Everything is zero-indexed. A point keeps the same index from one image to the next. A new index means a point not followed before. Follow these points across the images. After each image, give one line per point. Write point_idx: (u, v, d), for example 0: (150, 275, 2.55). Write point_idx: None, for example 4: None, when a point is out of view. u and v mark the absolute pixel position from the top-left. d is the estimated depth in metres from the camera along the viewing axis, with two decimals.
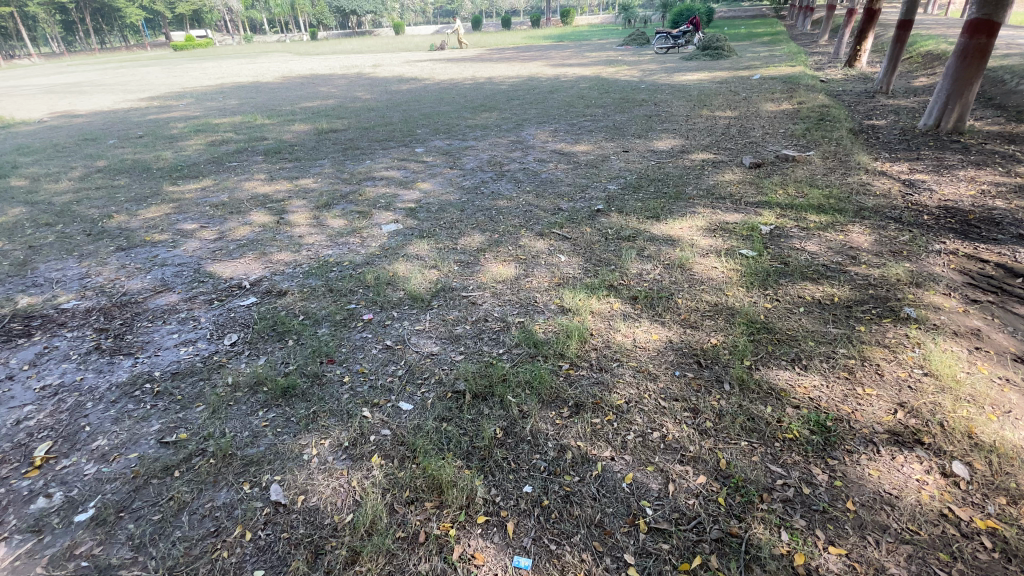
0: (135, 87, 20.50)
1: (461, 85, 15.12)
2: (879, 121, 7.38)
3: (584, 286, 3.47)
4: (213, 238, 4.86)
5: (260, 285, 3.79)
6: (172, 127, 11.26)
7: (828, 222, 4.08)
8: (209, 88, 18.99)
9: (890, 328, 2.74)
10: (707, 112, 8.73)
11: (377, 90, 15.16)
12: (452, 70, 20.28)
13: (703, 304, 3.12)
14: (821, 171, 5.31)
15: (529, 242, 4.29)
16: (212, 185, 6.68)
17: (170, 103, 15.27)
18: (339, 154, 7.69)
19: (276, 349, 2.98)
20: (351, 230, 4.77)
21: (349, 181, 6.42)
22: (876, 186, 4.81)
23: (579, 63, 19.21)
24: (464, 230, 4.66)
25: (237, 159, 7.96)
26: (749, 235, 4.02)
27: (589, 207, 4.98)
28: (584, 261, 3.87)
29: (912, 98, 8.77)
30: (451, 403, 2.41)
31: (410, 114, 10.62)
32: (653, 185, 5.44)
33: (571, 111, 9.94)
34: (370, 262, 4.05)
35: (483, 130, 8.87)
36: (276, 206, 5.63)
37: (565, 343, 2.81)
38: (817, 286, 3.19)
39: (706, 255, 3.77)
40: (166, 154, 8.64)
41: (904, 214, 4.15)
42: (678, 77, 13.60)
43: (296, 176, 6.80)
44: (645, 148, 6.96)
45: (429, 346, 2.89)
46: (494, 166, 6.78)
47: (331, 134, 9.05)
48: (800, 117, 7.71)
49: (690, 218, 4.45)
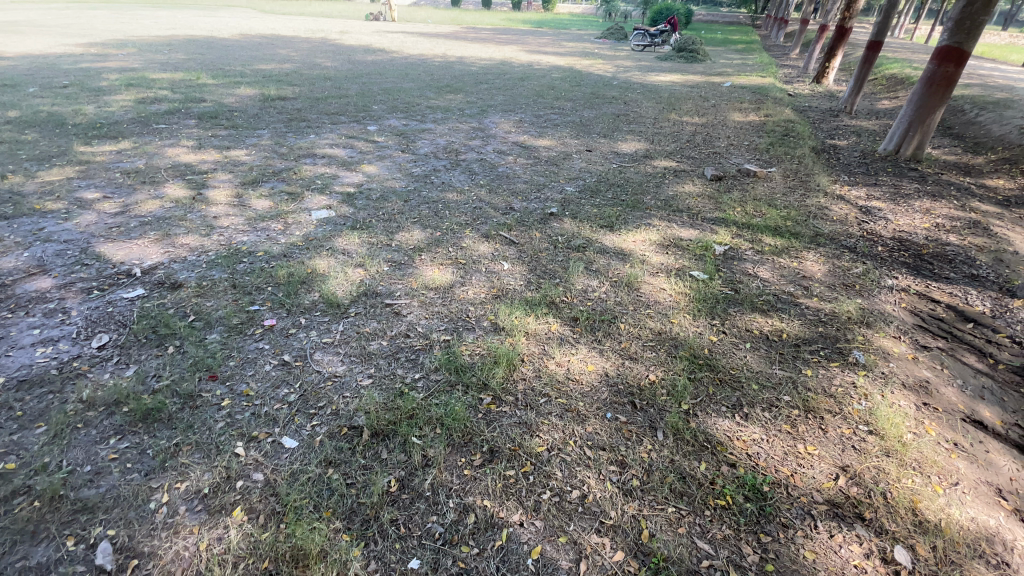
0: (72, 30, 18.58)
1: (430, 63, 14.44)
2: (841, 141, 7.38)
3: (523, 300, 3.15)
4: (114, 212, 4.26)
5: (153, 275, 3.29)
6: (101, 79, 10.16)
7: (783, 246, 3.92)
8: (155, 38, 17.48)
9: (837, 374, 2.55)
10: (674, 116, 8.55)
11: (340, 59, 14.28)
12: (424, 45, 19.41)
13: (646, 332, 2.86)
14: (781, 189, 5.17)
15: (471, 243, 3.94)
16: (131, 148, 5.96)
17: (107, 51, 13.90)
18: (283, 125, 7.06)
19: (151, 358, 2.55)
20: (276, 215, 4.28)
21: (287, 157, 5.85)
22: (834, 211, 4.70)
23: (555, 52, 18.76)
24: (404, 223, 4.25)
25: (167, 120, 7.18)
26: (702, 255, 3.81)
27: (542, 209, 4.66)
28: (527, 271, 3.55)
29: (873, 120, 8.85)
30: (343, 442, 2.05)
31: (369, 89, 9.97)
32: (612, 190, 5.18)
33: (539, 102, 9.56)
34: (289, 255, 3.60)
35: (444, 113, 8.37)
36: (197, 179, 5.03)
37: (489, 370, 2.48)
38: (766, 320, 2.98)
39: (656, 274, 3.53)
40: (86, 108, 7.72)
41: (859, 244, 4.04)
42: (651, 77, 13.40)
43: (229, 145, 6.16)
44: (608, 149, 6.69)
45: (333, 366, 2.50)
46: (449, 153, 6.34)
47: (279, 103, 8.33)
48: (765, 130, 7.62)
49: (644, 231, 4.21)
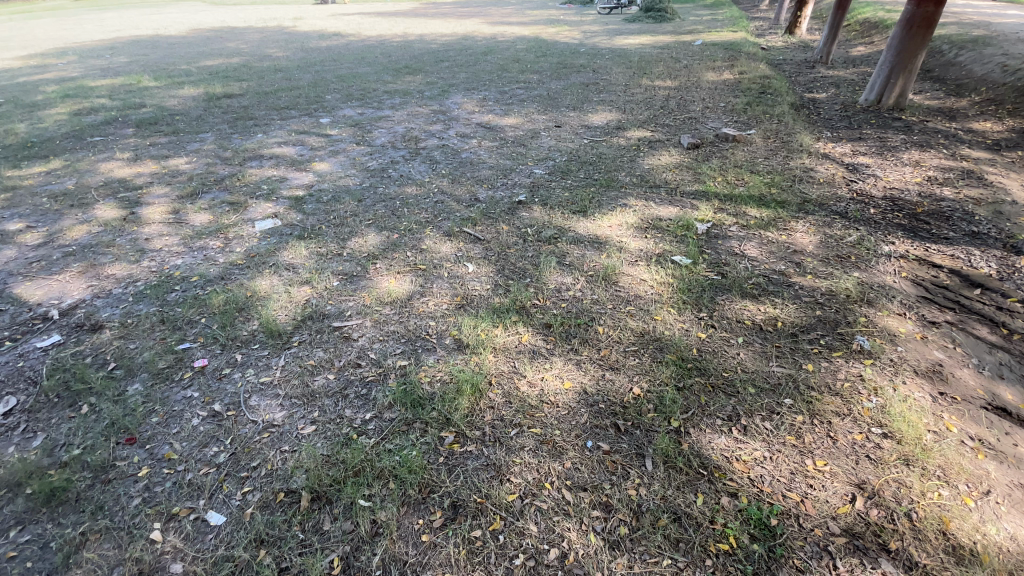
0: (6, 40, 17.28)
1: (388, 44, 13.73)
2: (820, 94, 7.03)
3: (489, 307, 2.82)
4: (32, 242, 3.80)
5: (71, 317, 2.89)
6: (31, 91, 9.38)
7: (770, 218, 3.61)
8: (94, 41, 16.40)
9: (842, 367, 2.27)
10: (646, 81, 8.12)
11: (293, 48, 13.49)
12: (382, 25, 18.47)
13: (627, 334, 2.55)
14: (762, 153, 4.84)
15: (433, 243, 3.57)
16: (58, 165, 5.41)
17: (41, 59, 12.96)
18: (228, 126, 6.53)
19: (61, 422, 2.20)
20: (215, 230, 3.87)
21: (232, 161, 5.36)
22: (820, 172, 4.39)
23: (519, 22, 17.97)
24: (358, 227, 3.86)
25: (101, 131, 6.58)
26: (683, 236, 3.49)
27: (510, 197, 4.29)
28: (493, 271, 3.21)
29: (851, 69, 8.50)
30: (278, 513, 1.75)
31: (323, 77, 9.36)
32: (584, 169, 4.82)
33: (504, 77, 9.05)
34: (227, 278, 3.22)
35: (402, 97, 7.85)
36: (130, 196, 4.56)
37: (451, 400, 2.17)
38: (758, 307, 2.69)
39: (635, 262, 3.21)
40: (11, 124, 7.05)
41: (850, 208, 3.74)
42: (620, 41, 12.84)
43: (167, 154, 5.65)
44: (578, 123, 6.28)
45: (271, 413, 2.18)
46: (408, 142, 5.89)
47: (224, 101, 7.73)
48: (741, 89, 7.25)
49: (620, 214, 3.88)
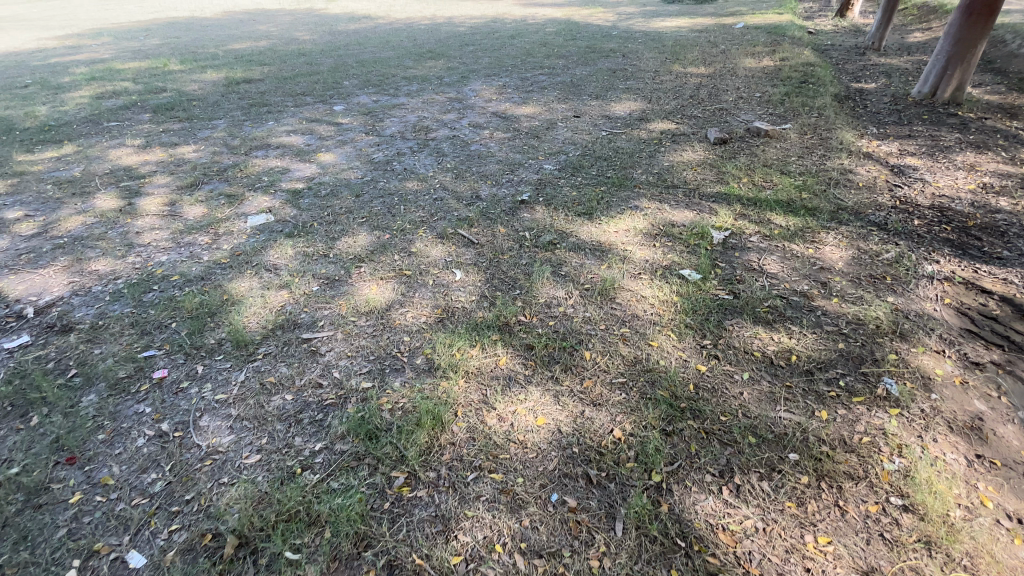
0: (54, 23, 17.81)
1: (416, 27, 13.47)
2: (869, 84, 6.41)
3: (470, 321, 2.58)
4: (29, 232, 3.79)
5: (46, 317, 2.82)
6: (65, 73, 9.57)
7: (796, 228, 3.23)
8: (134, 23, 16.72)
9: (861, 417, 1.94)
10: (678, 68, 7.61)
11: (321, 31, 13.40)
12: (414, 8, 18.19)
13: (616, 362, 2.26)
14: (796, 151, 4.40)
15: (423, 245, 3.35)
16: (73, 152, 5.44)
17: (81, 42, 13.28)
18: (241, 113, 6.46)
19: (10, 435, 2.11)
20: (206, 225, 3.77)
21: (237, 151, 5.27)
22: (859, 175, 3.93)
23: (552, 2, 17.35)
24: (350, 225, 3.67)
25: (119, 116, 6.61)
26: (696, 245, 3.15)
27: (512, 196, 4.02)
28: (482, 279, 2.96)
29: (905, 56, 7.76)
30: (199, 559, 1.59)
31: (344, 62, 9.20)
32: (597, 165, 4.49)
33: (527, 63, 8.68)
34: (207, 279, 3.10)
35: (420, 84, 7.62)
36: (132, 186, 4.52)
37: (408, 433, 1.95)
38: (771, 335, 2.36)
39: (637, 275, 2.91)
40: (39, 108, 7.17)
41: (890, 218, 3.31)
42: (656, 24, 12.18)
43: (178, 141, 5.61)
44: (598, 113, 5.90)
45: (218, 436, 2.03)
46: (418, 132, 5.66)
47: (242, 87, 7.67)
48: (780, 77, 6.68)
49: (628, 218, 3.56)
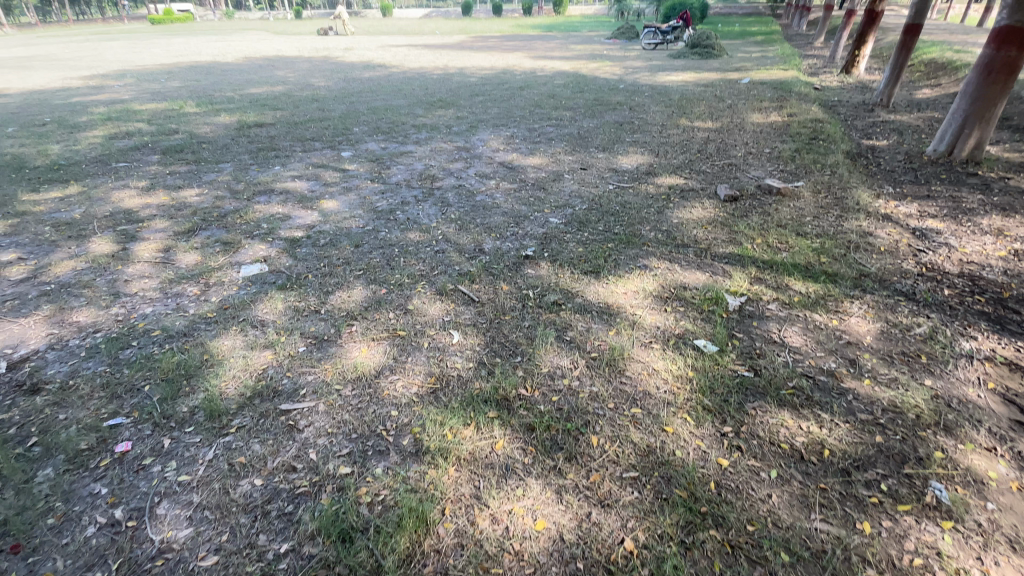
0: (81, 64, 18.55)
1: (428, 76, 13.89)
2: (880, 142, 6.36)
3: (465, 392, 2.36)
4: (16, 277, 3.64)
5: (15, 374, 2.62)
6: (83, 113, 9.78)
7: (817, 295, 3.03)
8: (156, 67, 17.34)
9: (909, 532, 1.69)
10: (685, 122, 7.65)
11: (336, 78, 13.82)
12: (427, 58, 18.85)
13: (626, 452, 2.02)
14: (810, 211, 4.26)
15: (421, 301, 3.16)
16: (77, 193, 5.40)
17: (103, 83, 13.69)
18: (249, 157, 6.46)
19: None
20: (198, 274, 3.63)
21: (241, 196, 5.20)
22: (879, 238, 3.77)
23: (560, 56, 17.94)
24: (346, 277, 3.51)
25: (128, 158, 6.63)
26: (711, 311, 2.95)
27: (517, 250, 3.88)
28: (481, 342, 2.75)
29: (913, 114, 7.77)
30: None
31: (355, 109, 9.36)
32: (605, 220, 4.36)
33: (535, 114, 8.79)
34: (190, 336, 2.92)
35: (428, 132, 7.68)
36: (129, 230, 4.42)
37: (389, 537, 1.71)
38: (799, 424, 2.12)
39: (649, 344, 2.70)
40: (51, 147, 7.24)
41: (918, 286, 3.11)
42: (661, 78, 12.46)
43: (182, 185, 5.57)
44: (606, 166, 5.85)
45: (175, 530, 1.79)
46: (424, 181, 5.61)
47: (253, 131, 7.76)
48: (789, 133, 6.66)
49: (637, 278, 3.39)
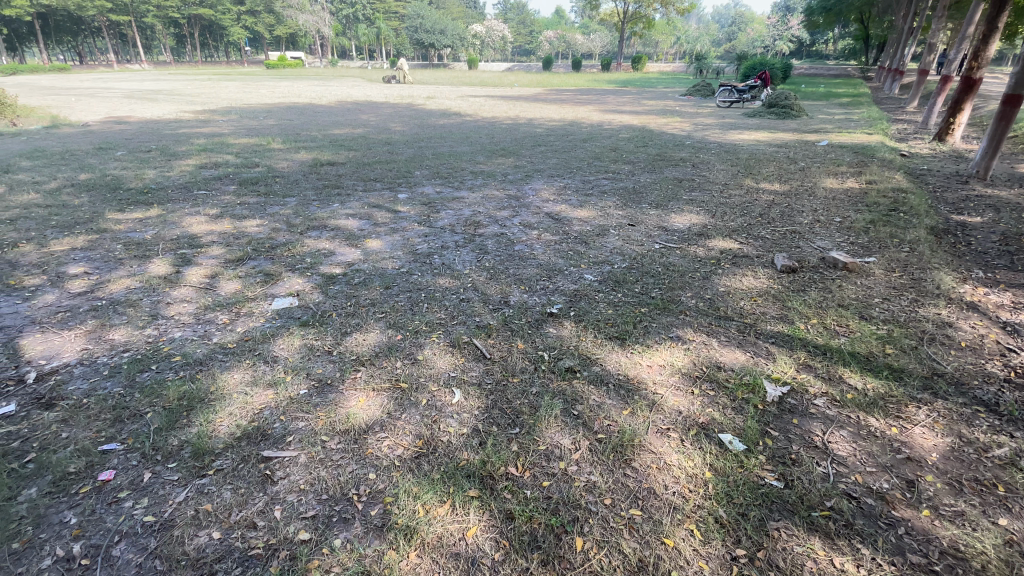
0: (199, 100, 21.01)
1: (498, 125, 14.43)
2: (973, 218, 5.69)
3: (450, 463, 2.18)
4: (79, 289, 3.97)
5: (40, 386, 2.77)
6: (187, 143, 10.95)
7: (875, 394, 2.61)
8: (259, 106, 19.31)
9: None
10: (749, 183, 7.30)
11: (412, 123, 14.69)
12: (501, 107, 19.70)
13: (613, 564, 1.75)
14: (879, 291, 3.79)
15: (431, 352, 3.05)
16: (156, 216, 5.93)
17: (212, 118, 15.37)
18: (313, 193, 6.86)
19: None
20: (233, 303, 3.77)
21: (295, 229, 5.47)
22: (962, 330, 3.25)
23: (631, 110, 18.12)
24: (366, 318, 3.50)
25: (209, 187, 7.25)
26: (744, 399, 2.61)
27: (542, 305, 3.72)
28: (481, 405, 2.58)
29: (1018, 189, 6.95)
30: None
31: (421, 153, 9.82)
32: (644, 281, 4.12)
33: (594, 166, 8.77)
34: (205, 365, 2.99)
35: (484, 179, 7.85)
36: (187, 254, 4.74)
37: None
38: (832, 560, 1.75)
39: (666, 430, 2.40)
40: (150, 172, 8.08)
41: (1006, 395, 2.60)
42: (732, 136, 12.15)
43: (247, 214, 5.97)
44: (655, 224, 5.63)
45: None
46: (468, 226, 5.66)
47: (323, 168, 8.28)
48: (865, 202, 6.14)
49: (666, 351, 3.10)
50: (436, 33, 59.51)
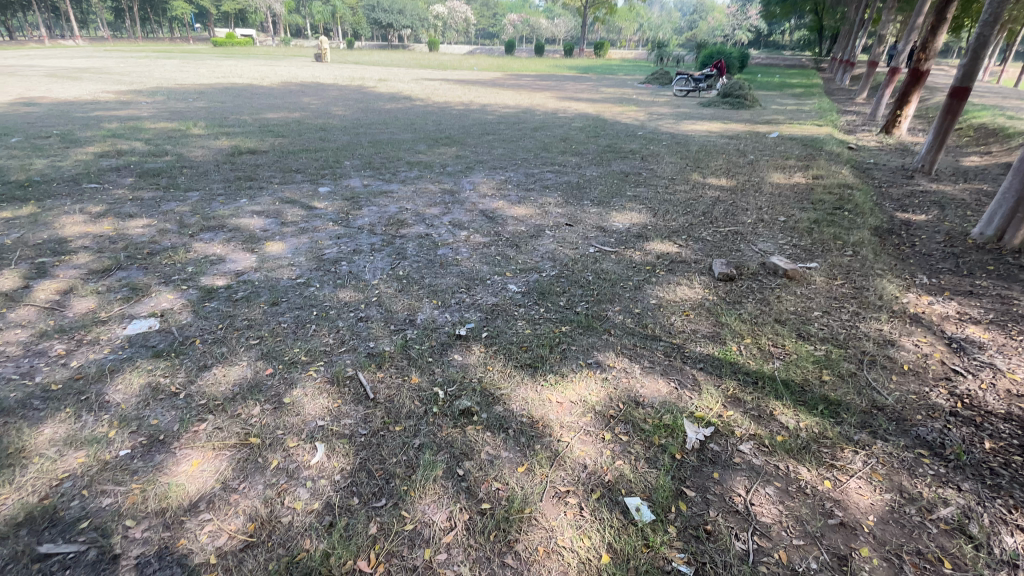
0: (127, 78, 19.37)
1: (449, 110, 13.76)
2: (918, 216, 5.55)
3: (284, 557, 1.73)
4: None
5: None
6: (95, 127, 9.84)
7: (808, 437, 2.29)
8: (193, 86, 17.85)
9: None
10: (696, 177, 7.02)
11: (357, 107, 13.82)
12: (456, 92, 18.92)
13: None
14: (820, 303, 3.51)
15: (302, 393, 2.55)
16: (26, 214, 5.11)
17: (134, 99, 14.05)
18: (222, 187, 6.14)
19: None
20: (79, 327, 3.14)
21: (187, 230, 4.79)
22: (904, 350, 2.98)
23: (588, 97, 17.73)
24: (236, 347, 2.95)
25: (103, 179, 6.40)
26: (661, 447, 2.23)
27: (452, 324, 3.24)
28: (345, 467, 2.11)
29: (961, 184, 6.90)
30: None
31: (358, 141, 9.10)
32: (572, 292, 3.71)
33: (541, 157, 8.32)
34: (11, 415, 2.39)
35: (420, 171, 7.27)
36: (46, 263, 4.03)
37: None
38: None
39: (564, 494, 1.99)
40: (37, 161, 7.11)
41: (950, 435, 2.32)
42: (685, 126, 11.93)
43: (137, 212, 5.24)
44: (594, 223, 5.22)
45: None
46: (390, 225, 5.12)
47: (242, 158, 7.49)
48: (811, 199, 5.93)
49: (582, 382, 2.69)
50: (394, 11, 57.21)
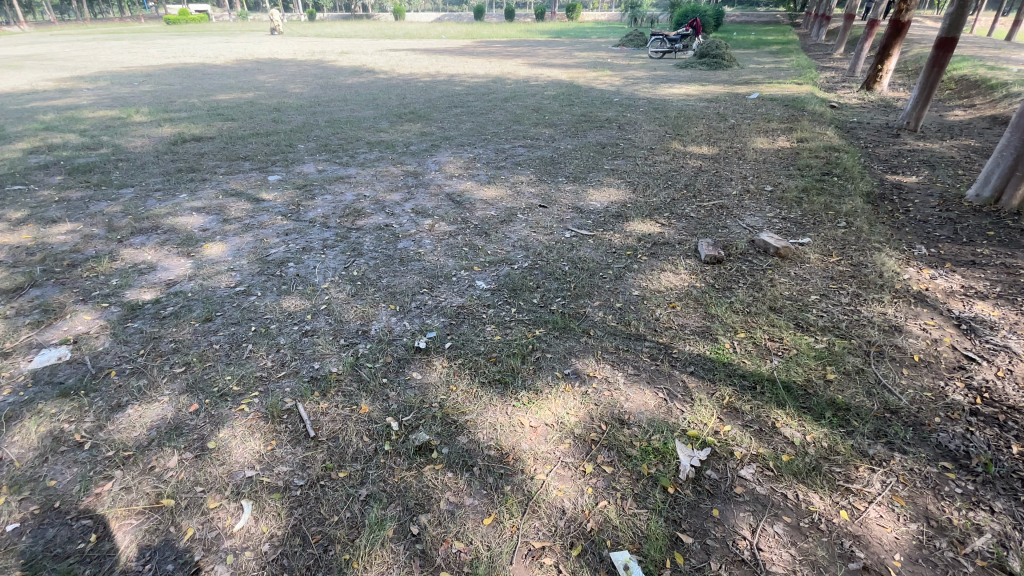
0: (68, 63, 18.02)
1: (415, 83, 13.01)
2: (909, 178, 5.26)
3: None
4: None
5: None
6: (27, 119, 9.00)
7: (818, 455, 1.99)
8: (139, 68, 16.64)
9: None
10: (676, 146, 6.62)
11: (317, 84, 12.98)
12: (423, 63, 17.99)
13: None
14: (818, 285, 3.19)
15: (231, 435, 2.16)
16: None
17: (74, 86, 12.99)
18: (161, 180, 5.56)
19: None
20: None
21: (115, 234, 4.27)
22: (913, 337, 2.69)
23: (562, 64, 17.02)
24: (158, 378, 2.53)
25: (27, 179, 5.76)
26: (650, 479, 1.91)
27: (411, 334, 2.86)
28: (275, 533, 1.75)
29: (948, 141, 6.63)
30: None
31: (315, 121, 8.45)
32: (547, 286, 3.35)
33: (512, 131, 7.81)
34: None
35: (382, 151, 6.74)
36: None
37: None
38: None
39: (538, 553, 1.67)
40: None
41: (975, 441, 2.04)
42: (662, 90, 11.44)
43: (62, 216, 4.68)
44: (569, 203, 4.82)
45: None
46: (346, 216, 4.65)
47: (186, 147, 6.85)
48: (797, 165, 5.59)
49: (558, 399, 2.35)
50: None
